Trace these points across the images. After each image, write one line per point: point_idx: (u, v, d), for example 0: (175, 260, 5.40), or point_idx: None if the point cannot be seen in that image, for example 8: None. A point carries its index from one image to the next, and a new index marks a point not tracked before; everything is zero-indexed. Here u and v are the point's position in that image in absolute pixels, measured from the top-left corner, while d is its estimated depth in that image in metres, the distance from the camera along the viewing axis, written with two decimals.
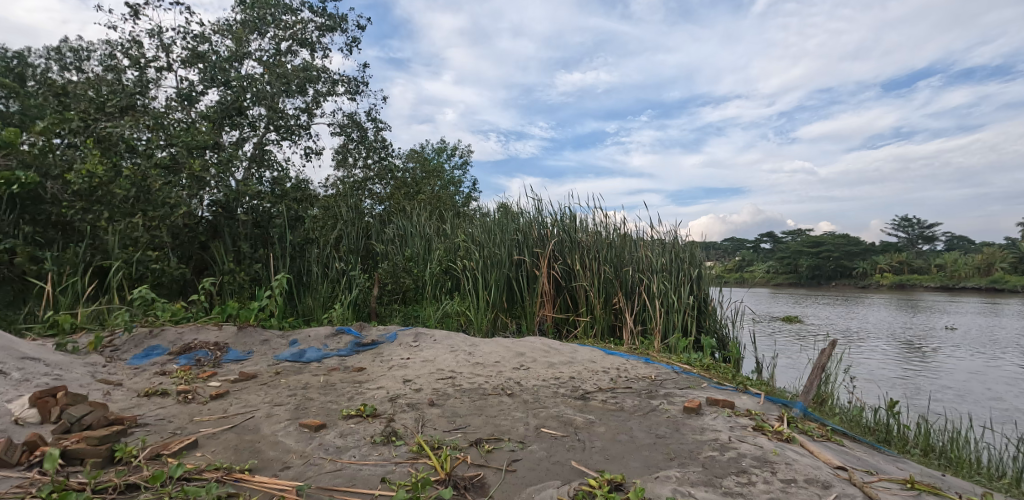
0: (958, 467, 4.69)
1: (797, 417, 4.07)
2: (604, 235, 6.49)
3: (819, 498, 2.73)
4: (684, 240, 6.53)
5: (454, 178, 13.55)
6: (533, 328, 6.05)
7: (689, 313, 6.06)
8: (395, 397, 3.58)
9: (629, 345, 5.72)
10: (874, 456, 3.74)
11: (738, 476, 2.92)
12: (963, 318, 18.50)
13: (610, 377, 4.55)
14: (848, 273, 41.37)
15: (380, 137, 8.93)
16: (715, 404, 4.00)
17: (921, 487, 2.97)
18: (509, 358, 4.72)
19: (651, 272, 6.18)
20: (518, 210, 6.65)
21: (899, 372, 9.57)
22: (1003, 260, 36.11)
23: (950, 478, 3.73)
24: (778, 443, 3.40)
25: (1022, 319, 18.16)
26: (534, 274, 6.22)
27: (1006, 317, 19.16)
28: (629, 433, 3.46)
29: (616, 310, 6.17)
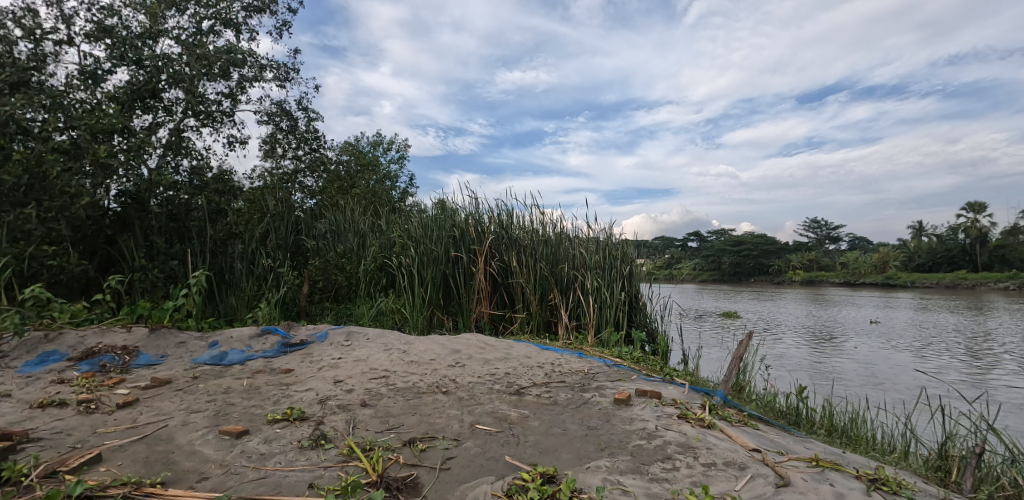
0: (856, 445, 5.16)
1: (718, 404, 4.33)
2: (540, 233, 6.59)
3: (736, 480, 2.92)
4: (617, 238, 6.75)
5: (391, 173, 13.30)
6: (469, 324, 6.04)
7: (620, 309, 6.28)
8: (325, 398, 3.47)
9: (564, 339, 5.86)
10: (784, 438, 4.05)
11: (663, 462, 3.07)
12: (862, 311, 20.42)
13: (545, 372, 4.64)
14: (765, 270, 44.45)
15: (313, 127, 8.57)
16: (644, 395, 4.17)
17: (824, 464, 3.25)
18: (445, 355, 4.70)
19: (586, 269, 6.35)
20: (456, 206, 6.60)
21: (809, 362, 10.36)
22: (896, 259, 40.18)
23: (850, 455, 4.10)
24: (700, 430, 3.60)
25: (911, 311, 20.27)
26: (471, 271, 6.22)
27: (899, 309, 21.18)
28: (562, 426, 3.55)
29: (551, 306, 6.29)
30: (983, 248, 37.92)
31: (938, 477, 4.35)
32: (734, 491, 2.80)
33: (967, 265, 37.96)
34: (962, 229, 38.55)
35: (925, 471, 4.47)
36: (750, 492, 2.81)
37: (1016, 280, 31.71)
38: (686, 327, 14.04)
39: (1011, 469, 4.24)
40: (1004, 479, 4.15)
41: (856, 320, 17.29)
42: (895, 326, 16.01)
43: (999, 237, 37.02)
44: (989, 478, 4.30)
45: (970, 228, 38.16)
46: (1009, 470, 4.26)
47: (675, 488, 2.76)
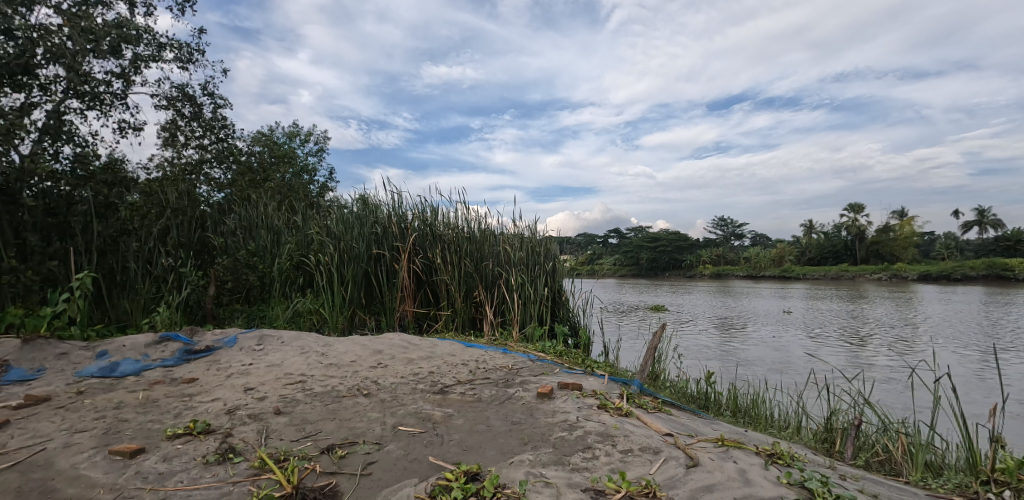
0: (757, 424, 5.63)
1: (634, 393, 4.54)
2: (465, 230, 6.56)
3: (651, 464, 3.09)
4: (541, 235, 6.88)
5: (308, 165, 12.70)
6: (393, 324, 5.92)
7: (544, 304, 6.41)
8: (233, 408, 3.27)
9: (489, 336, 5.89)
10: (694, 421, 4.33)
11: (584, 452, 3.19)
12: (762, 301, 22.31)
13: (469, 369, 4.64)
14: (679, 264, 47.19)
15: (220, 114, 7.97)
16: (566, 387, 4.29)
17: (729, 443, 3.51)
18: (366, 356, 4.57)
19: (510, 266, 6.41)
20: (378, 202, 6.42)
21: (716, 349, 11.13)
22: (791, 253, 44.22)
23: (751, 433, 4.47)
24: (618, 418, 3.76)
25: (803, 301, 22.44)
26: (393, 268, 6.08)
27: (794, 299, 23.36)
28: (486, 423, 3.57)
29: (476, 303, 6.31)
30: (861, 244, 42.51)
31: (825, 448, 4.85)
32: (648, 475, 2.96)
33: (849, 259, 42.44)
34: (844, 228, 43.09)
35: (814, 444, 4.96)
36: (663, 475, 2.98)
37: (888, 272, 35.87)
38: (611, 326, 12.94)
39: (883, 437, 4.81)
40: (878, 445, 4.69)
41: (758, 310, 18.74)
42: (792, 314, 17.53)
43: (874, 234, 41.62)
44: (865, 446, 4.85)
45: (851, 226, 42.66)
46: (881, 437, 4.83)
47: (594, 476, 2.88)
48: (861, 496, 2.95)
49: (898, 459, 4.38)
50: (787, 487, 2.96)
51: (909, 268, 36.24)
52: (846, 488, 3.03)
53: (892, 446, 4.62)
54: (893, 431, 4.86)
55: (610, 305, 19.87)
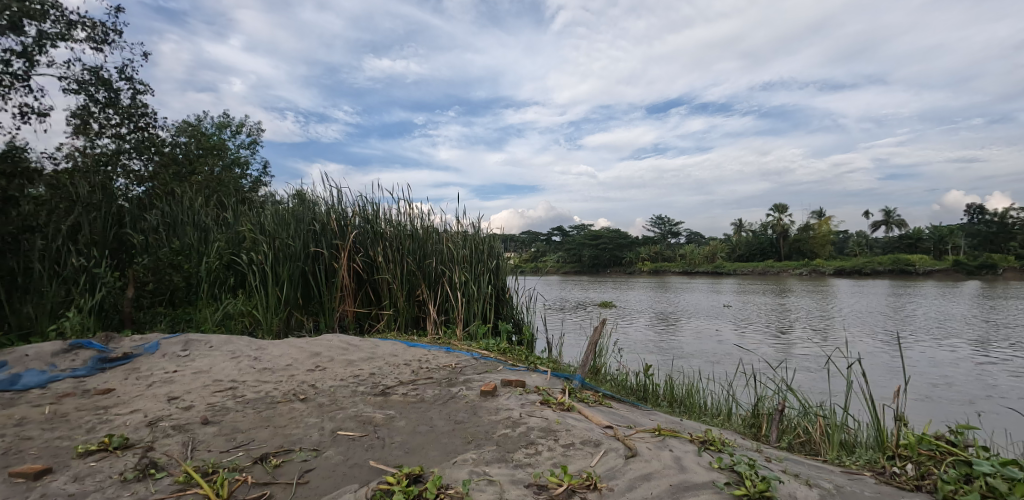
0: (691, 412, 5.91)
1: (576, 388, 4.63)
2: (407, 227, 6.44)
3: (592, 456, 3.17)
4: (485, 233, 6.86)
5: (240, 158, 12.05)
6: (332, 324, 5.74)
7: (488, 302, 6.42)
8: (155, 420, 3.06)
9: (433, 335, 5.84)
10: (633, 412, 4.48)
11: (526, 448, 3.23)
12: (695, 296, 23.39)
13: (411, 370, 4.57)
14: (619, 261, 48.60)
15: (139, 101, 7.42)
16: (509, 384, 4.31)
17: (665, 432, 3.66)
18: (303, 359, 4.41)
19: (454, 264, 6.37)
20: (316, 198, 6.18)
21: (653, 343, 11.55)
22: (722, 250, 46.63)
23: (685, 422, 4.68)
24: (560, 413, 3.83)
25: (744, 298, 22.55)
26: (333, 267, 5.89)
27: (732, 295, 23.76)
28: (429, 424, 3.53)
29: (419, 302, 6.23)
30: (785, 242, 45.37)
31: (753, 433, 5.16)
32: (589, 468, 3.04)
33: (774, 256, 45.31)
34: (770, 227, 45.84)
35: (743, 429, 5.26)
36: (604, 467, 3.07)
37: (808, 268, 38.55)
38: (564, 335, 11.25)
39: (803, 420, 5.16)
40: (799, 428, 5.04)
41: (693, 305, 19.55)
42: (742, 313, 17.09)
43: (796, 233, 44.53)
44: (788, 428, 5.20)
45: (776, 225, 45.44)
46: (802, 420, 5.19)
47: (537, 472, 2.92)
48: (783, 475, 3.16)
49: (816, 440, 4.73)
50: (718, 471, 3.12)
51: (826, 264, 39.06)
52: (771, 469, 3.23)
53: (811, 428, 4.97)
54: (811, 415, 5.24)
55: (553, 302, 20.17)
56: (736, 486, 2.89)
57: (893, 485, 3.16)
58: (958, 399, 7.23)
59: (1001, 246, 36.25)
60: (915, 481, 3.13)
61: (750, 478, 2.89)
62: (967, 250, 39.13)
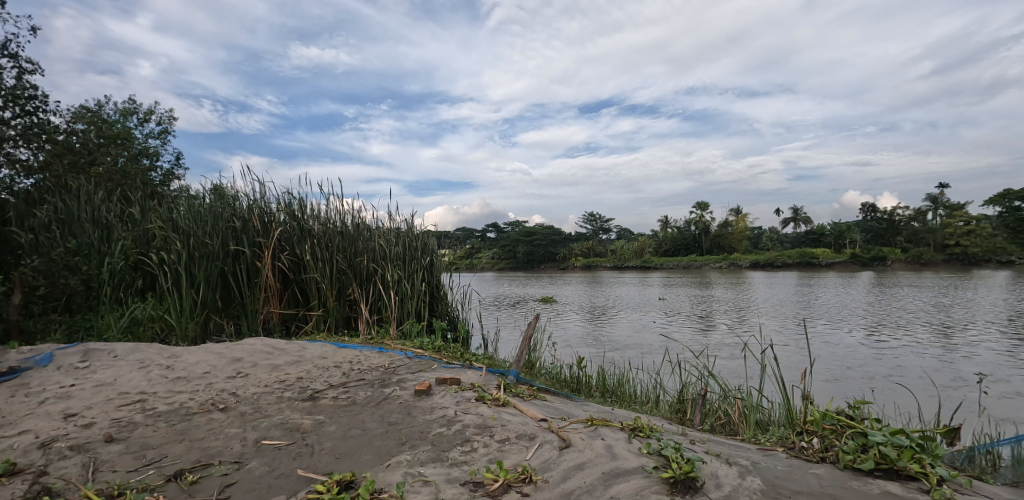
0: (622, 402, 6.14)
1: (511, 383, 4.67)
2: (337, 224, 6.20)
3: (527, 450, 3.21)
4: (418, 229, 6.75)
5: (148, 148, 11.10)
6: (255, 328, 5.45)
7: (422, 300, 6.32)
8: (49, 441, 2.77)
9: (365, 335, 5.69)
10: (567, 404, 4.58)
11: (462, 446, 3.22)
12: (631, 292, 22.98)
13: (342, 372, 4.42)
14: (552, 257, 49.49)
15: (26, 83, 6.65)
16: (444, 382, 4.27)
17: (598, 422, 3.77)
18: (222, 366, 4.15)
19: (386, 261, 6.22)
20: (235, 193, 5.81)
21: (586, 335, 11.89)
22: (650, 246, 48.71)
23: (617, 411, 4.84)
24: (495, 409, 3.84)
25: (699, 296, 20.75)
26: (256, 266, 5.57)
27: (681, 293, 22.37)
28: (361, 427, 3.44)
29: (350, 301, 6.04)
30: (706, 237, 48.00)
31: (679, 417, 5.43)
32: (525, 461, 3.08)
33: (697, 250, 47.92)
34: (693, 223, 48.39)
35: (669, 415, 5.54)
36: (539, 459, 3.12)
37: (726, 262, 41.10)
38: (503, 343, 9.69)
39: (723, 403, 5.50)
40: (719, 410, 5.37)
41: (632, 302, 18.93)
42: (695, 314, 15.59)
43: (716, 229, 47.28)
44: (710, 411, 5.52)
45: (699, 221, 48.03)
46: (722, 402, 5.52)
47: (472, 469, 2.92)
48: (706, 456, 3.34)
49: (735, 421, 5.06)
50: (647, 456, 3.25)
51: (743, 257, 41.79)
52: (695, 451, 3.41)
53: (730, 410, 5.31)
54: (730, 398, 5.59)
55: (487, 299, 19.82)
56: (663, 470, 3.02)
57: (802, 458, 3.48)
58: (854, 377, 7.99)
59: (890, 241, 40.34)
60: (820, 453, 3.44)
61: (676, 461, 3.02)
62: (861, 245, 43.21)
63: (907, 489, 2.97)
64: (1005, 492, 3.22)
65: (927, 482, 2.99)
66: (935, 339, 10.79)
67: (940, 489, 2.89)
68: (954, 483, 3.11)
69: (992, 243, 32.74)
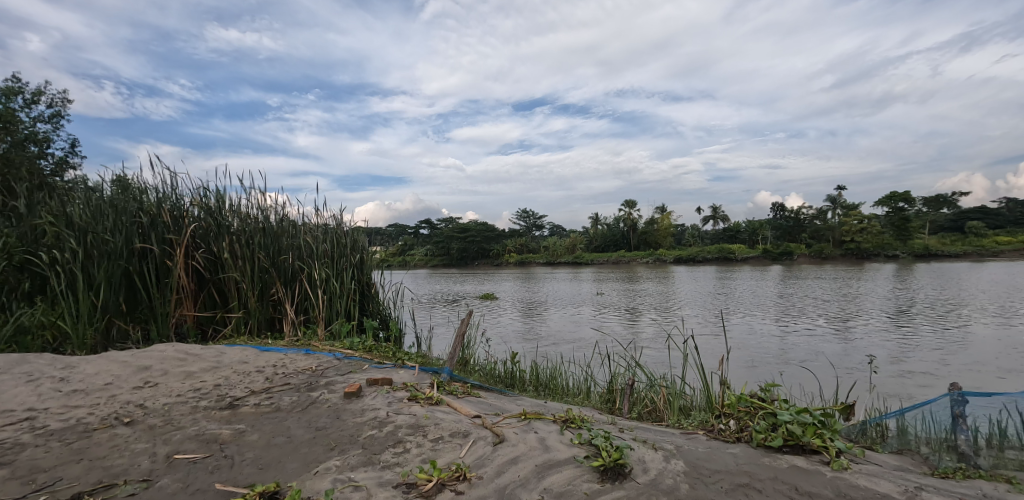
0: (555, 395, 6.26)
1: (445, 381, 4.62)
2: (259, 220, 5.87)
3: (461, 448, 3.20)
4: (347, 226, 6.52)
5: (36, 134, 9.97)
6: (167, 333, 5.05)
7: (351, 298, 6.13)
8: None
9: (290, 337, 5.43)
10: (501, 400, 4.60)
11: (395, 447, 3.15)
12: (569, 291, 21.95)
13: (265, 377, 4.19)
14: (486, 253, 49.60)
15: None
16: (375, 383, 4.15)
17: (531, 415, 3.82)
18: (128, 376, 3.82)
19: (313, 259, 5.97)
20: (141, 186, 5.34)
21: (520, 331, 12.02)
22: (581, 242, 50.03)
23: (549, 403, 4.94)
24: (429, 408, 3.79)
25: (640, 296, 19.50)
26: (166, 266, 5.16)
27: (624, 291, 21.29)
28: (286, 434, 3.28)
29: (274, 301, 5.75)
30: (634, 234, 49.88)
31: (608, 407, 5.62)
32: (459, 459, 3.07)
33: (625, 246, 49.78)
34: (621, 220, 50.17)
35: (600, 405, 5.72)
36: (472, 456, 3.12)
37: (652, 257, 43.03)
38: (437, 346, 9.16)
39: (650, 391, 5.74)
40: (646, 398, 5.61)
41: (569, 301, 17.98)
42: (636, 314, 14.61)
43: (643, 225, 49.31)
44: (638, 400, 5.75)
45: (626, 218, 49.86)
46: (649, 391, 5.77)
47: (405, 471, 2.87)
48: (633, 443, 3.48)
49: (660, 408, 5.31)
50: (579, 446, 3.34)
51: (667, 253, 43.90)
52: (624, 439, 3.54)
53: (656, 398, 5.56)
54: (656, 386, 5.86)
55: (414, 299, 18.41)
56: (594, 458, 3.12)
57: (720, 439, 3.71)
58: (765, 363, 8.62)
59: (796, 237, 43.81)
60: (736, 434, 3.69)
61: (606, 449, 3.12)
62: (772, 241, 46.64)
63: (811, 462, 3.24)
64: (891, 460, 3.60)
65: (827, 454, 3.28)
66: (834, 326, 11.83)
67: (838, 461, 3.17)
68: (850, 454, 3.44)
69: (880, 239, 36.40)
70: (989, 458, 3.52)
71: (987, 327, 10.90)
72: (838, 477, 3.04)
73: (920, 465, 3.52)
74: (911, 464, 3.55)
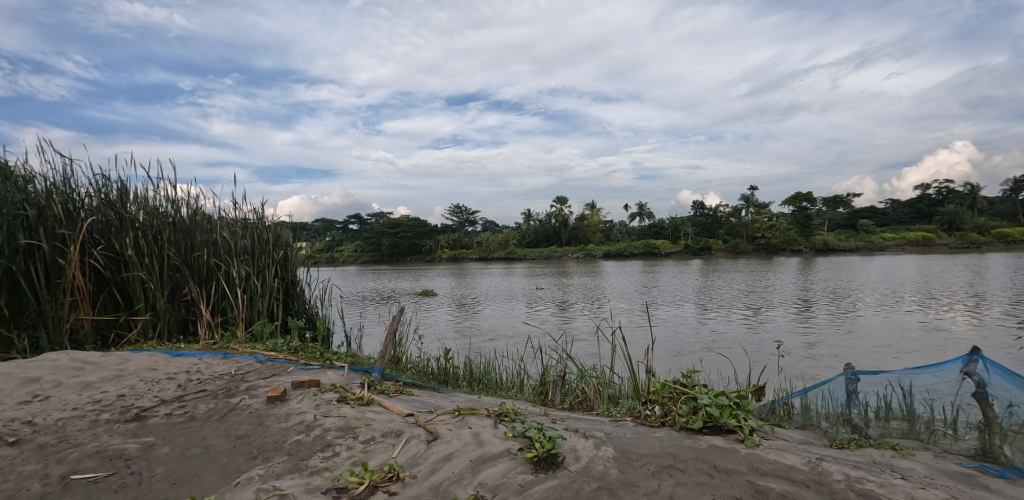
0: (489, 389, 6.28)
1: (376, 381, 4.50)
2: (169, 214, 5.40)
3: (393, 448, 3.13)
4: (269, 221, 6.18)
5: None
6: (60, 341, 4.56)
7: (275, 297, 5.81)
8: None
9: (206, 340, 5.08)
10: (434, 397, 4.55)
11: (323, 451, 3.03)
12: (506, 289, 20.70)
13: (177, 385, 3.89)
14: (418, 249, 48.85)
15: None
16: (301, 386, 3.97)
17: (465, 411, 3.80)
18: (13, 390, 3.42)
19: (231, 257, 5.61)
20: (26, 173, 4.71)
21: (453, 327, 11.93)
22: (514, 237, 50.47)
23: (482, 398, 4.94)
24: (359, 409, 3.68)
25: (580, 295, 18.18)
26: (59, 265, 4.62)
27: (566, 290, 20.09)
28: (202, 444, 3.06)
29: (186, 302, 5.35)
30: (565, 229, 50.94)
31: (541, 400, 5.71)
32: (391, 460, 3.01)
33: (556, 241, 50.81)
34: (552, 216, 51.10)
35: (533, 398, 5.79)
36: (405, 456, 3.07)
37: (582, 252, 44.27)
38: (367, 345, 8.83)
39: (580, 382, 5.87)
40: (577, 389, 5.75)
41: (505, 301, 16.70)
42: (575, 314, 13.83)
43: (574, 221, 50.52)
44: (569, 391, 5.88)
45: (558, 214, 50.88)
46: (580, 382, 5.90)
47: (335, 475, 2.77)
48: (565, 432, 3.56)
49: (591, 397, 5.47)
50: (512, 439, 3.36)
51: (597, 248, 45.28)
52: (556, 429, 3.61)
53: (586, 388, 5.71)
54: (587, 377, 6.01)
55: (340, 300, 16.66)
56: (527, 450, 3.16)
57: (647, 424, 3.88)
58: (687, 351, 9.10)
59: (714, 233, 46.59)
60: (660, 418, 3.87)
61: (539, 440, 3.16)
62: (693, 237, 49.29)
63: (728, 440, 3.46)
64: (796, 434, 3.92)
65: (741, 432, 3.52)
66: (748, 316, 12.71)
67: (751, 438, 3.40)
68: (761, 431, 3.72)
69: (787, 235, 39.48)
70: (876, 428, 3.93)
71: (874, 314, 12.15)
72: (751, 453, 3.26)
73: (821, 438, 3.87)
74: (812, 438, 3.89)
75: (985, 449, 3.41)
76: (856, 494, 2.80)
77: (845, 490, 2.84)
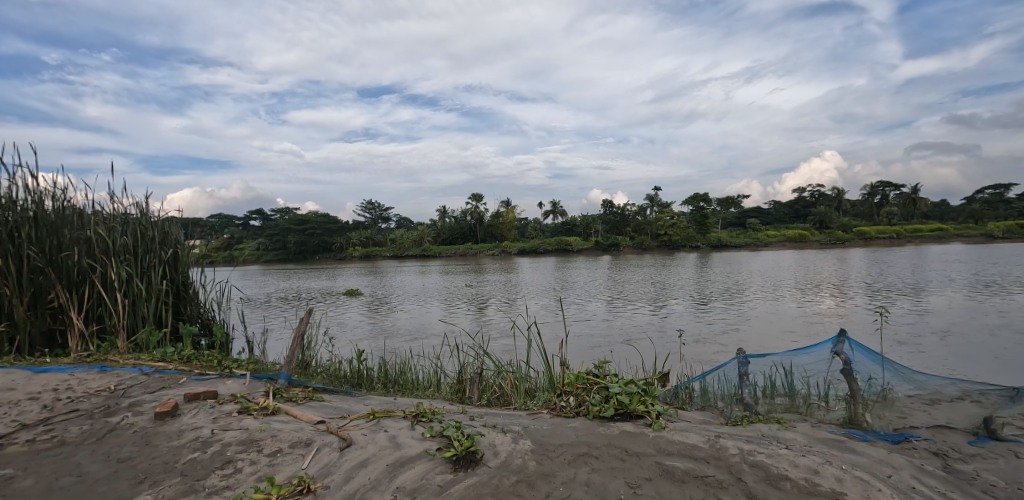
0: (404, 390, 6.09)
1: (281, 387, 4.18)
2: (28, 208, 4.66)
3: (303, 459, 2.92)
4: (155, 217, 5.54)
5: None
6: None
7: (163, 302, 5.21)
8: None
9: (79, 353, 4.46)
10: (346, 401, 4.31)
11: (222, 469, 2.75)
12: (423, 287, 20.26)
13: (42, 405, 3.37)
14: (328, 247, 46.61)
15: None
16: (195, 398, 3.58)
17: (379, 414, 3.64)
18: None
19: (108, 257, 4.95)
20: None
21: (367, 327, 11.48)
22: (429, 235, 49.71)
23: (398, 399, 4.77)
24: (263, 419, 3.39)
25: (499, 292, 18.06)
26: None
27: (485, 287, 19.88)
28: (75, 472, 2.66)
29: (53, 310, 4.66)
30: (481, 226, 50.92)
31: (458, 398, 5.63)
32: (300, 471, 2.80)
33: (473, 238, 50.76)
34: (468, 213, 50.93)
35: (450, 397, 5.69)
36: (316, 466, 2.87)
37: (497, 249, 44.56)
38: (271, 350, 8.23)
39: (498, 377, 5.86)
40: (494, 384, 5.72)
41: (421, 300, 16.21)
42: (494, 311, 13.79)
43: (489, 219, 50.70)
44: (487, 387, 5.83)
45: (473, 211, 50.78)
46: (497, 377, 5.88)
47: (236, 493, 2.53)
48: (484, 429, 3.52)
49: (508, 392, 5.47)
50: (431, 439, 3.27)
51: (512, 245, 45.74)
52: (474, 426, 3.56)
53: (503, 383, 5.69)
54: (504, 372, 6.00)
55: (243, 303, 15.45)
56: (446, 450, 3.08)
57: (562, 416, 3.95)
58: (600, 343, 9.40)
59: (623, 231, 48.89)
60: (575, 409, 3.97)
61: (457, 439, 3.10)
62: (604, 234, 51.39)
63: (638, 425, 3.60)
64: (697, 415, 4.18)
65: (650, 417, 3.68)
66: (654, 308, 13.43)
67: (658, 422, 3.57)
68: (667, 415, 3.92)
69: (687, 233, 42.35)
70: (764, 405, 4.27)
71: (762, 304, 13.31)
72: (659, 435, 3.41)
73: (718, 417, 4.14)
74: (711, 417, 4.15)
75: (850, 417, 3.84)
76: (750, 466, 3.01)
77: (740, 462, 3.05)
